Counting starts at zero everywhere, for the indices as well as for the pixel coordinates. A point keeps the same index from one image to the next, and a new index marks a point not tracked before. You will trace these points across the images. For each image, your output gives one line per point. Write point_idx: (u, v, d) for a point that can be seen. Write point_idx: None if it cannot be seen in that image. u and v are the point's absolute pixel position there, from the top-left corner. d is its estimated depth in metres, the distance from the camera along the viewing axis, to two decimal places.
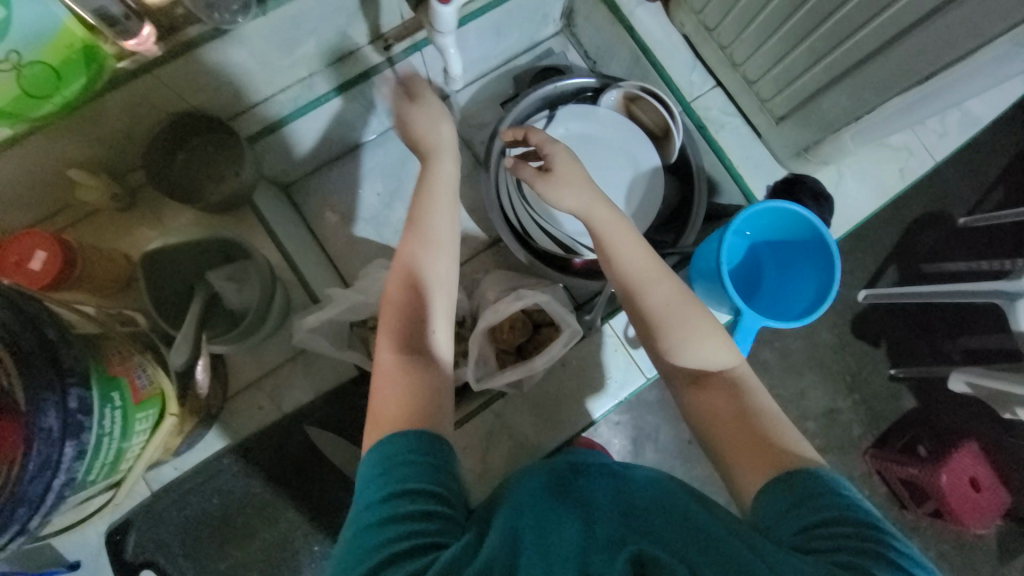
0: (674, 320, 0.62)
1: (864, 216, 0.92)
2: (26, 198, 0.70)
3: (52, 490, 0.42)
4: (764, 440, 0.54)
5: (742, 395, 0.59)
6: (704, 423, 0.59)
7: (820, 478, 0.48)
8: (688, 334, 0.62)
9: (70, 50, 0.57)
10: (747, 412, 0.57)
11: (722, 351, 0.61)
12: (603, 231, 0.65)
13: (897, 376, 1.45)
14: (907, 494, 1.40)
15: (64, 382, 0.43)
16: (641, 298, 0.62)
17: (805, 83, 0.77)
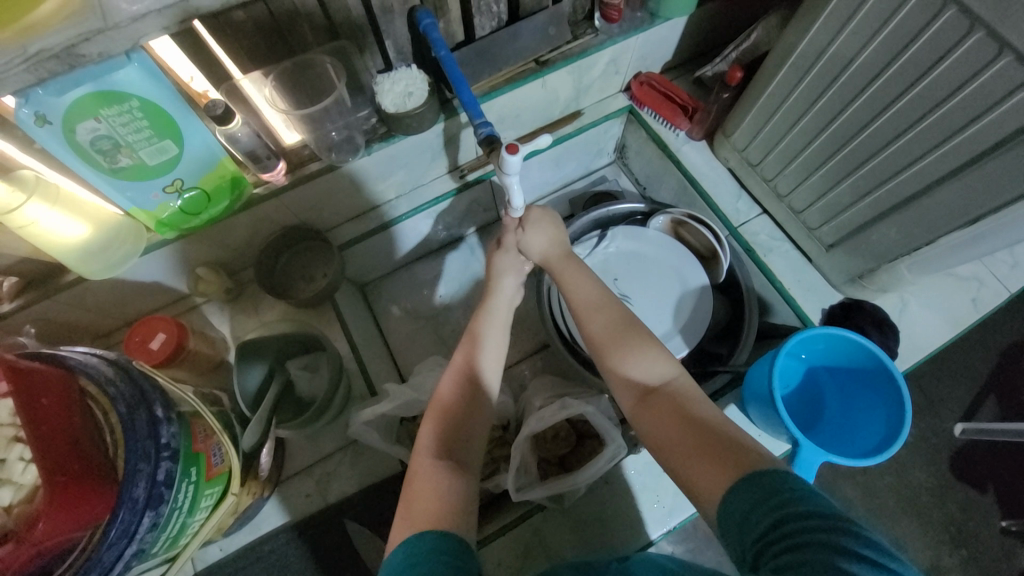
0: (612, 344, 0.68)
1: (937, 346, 0.87)
2: (160, 289, 0.84)
3: (121, 559, 0.46)
4: (721, 450, 0.53)
5: (681, 404, 0.60)
6: (659, 445, 0.59)
7: (782, 477, 0.46)
8: (629, 352, 0.67)
9: (221, 179, 0.73)
10: (698, 421, 0.58)
11: (663, 364, 0.65)
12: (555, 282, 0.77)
13: (1011, 531, 1.22)
14: None
15: (158, 454, 0.50)
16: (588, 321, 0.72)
17: (851, 217, 0.80)
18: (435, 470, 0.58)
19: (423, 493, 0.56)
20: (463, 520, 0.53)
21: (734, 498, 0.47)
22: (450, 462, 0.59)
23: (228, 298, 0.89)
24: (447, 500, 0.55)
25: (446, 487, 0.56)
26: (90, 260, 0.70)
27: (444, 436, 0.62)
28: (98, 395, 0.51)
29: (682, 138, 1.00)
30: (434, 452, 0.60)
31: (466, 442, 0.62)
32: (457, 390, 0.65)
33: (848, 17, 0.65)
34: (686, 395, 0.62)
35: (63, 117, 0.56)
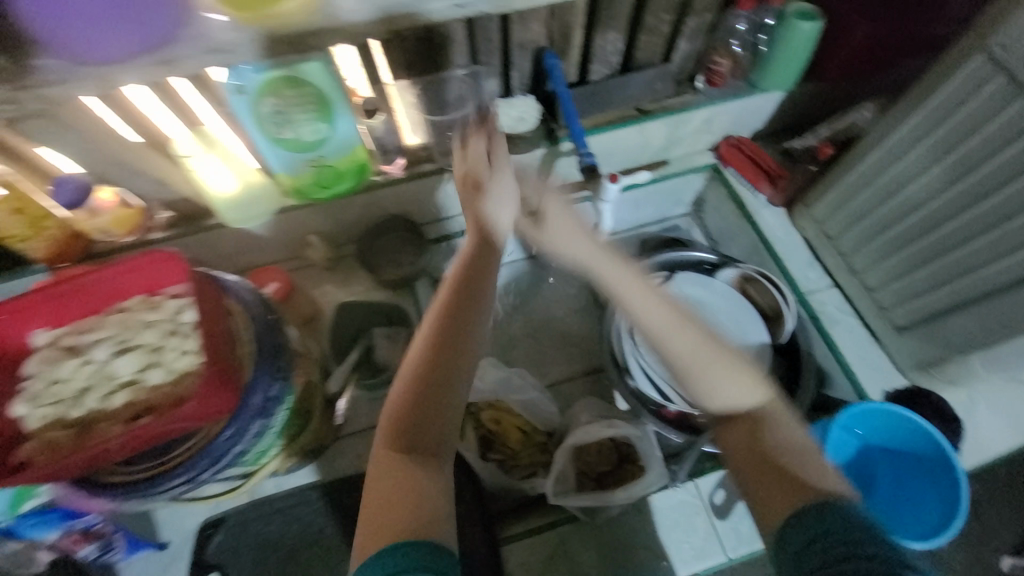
0: (687, 359, 0.58)
1: (1002, 453, 0.84)
2: (271, 246, 0.95)
3: (230, 452, 0.57)
4: (795, 476, 0.52)
5: (756, 430, 0.55)
6: (733, 456, 0.57)
7: (842, 509, 0.47)
8: (719, 376, 0.57)
9: (353, 163, 0.84)
10: (777, 449, 0.54)
11: (753, 386, 0.57)
12: (583, 256, 0.65)
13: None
14: None
15: (275, 376, 0.59)
16: (663, 343, 0.59)
17: (928, 302, 0.82)
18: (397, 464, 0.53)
19: (392, 490, 0.52)
20: (431, 515, 0.50)
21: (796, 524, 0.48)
22: (419, 453, 0.54)
23: (326, 267, 0.99)
24: (410, 497, 0.51)
25: (407, 482, 0.52)
26: (231, 210, 0.83)
27: (402, 426, 0.55)
28: (238, 312, 0.61)
29: (761, 201, 1.04)
30: (395, 440, 0.55)
31: (436, 436, 0.55)
32: (428, 365, 0.56)
33: (947, 117, 0.69)
34: (767, 420, 0.56)
35: (254, 90, 0.70)
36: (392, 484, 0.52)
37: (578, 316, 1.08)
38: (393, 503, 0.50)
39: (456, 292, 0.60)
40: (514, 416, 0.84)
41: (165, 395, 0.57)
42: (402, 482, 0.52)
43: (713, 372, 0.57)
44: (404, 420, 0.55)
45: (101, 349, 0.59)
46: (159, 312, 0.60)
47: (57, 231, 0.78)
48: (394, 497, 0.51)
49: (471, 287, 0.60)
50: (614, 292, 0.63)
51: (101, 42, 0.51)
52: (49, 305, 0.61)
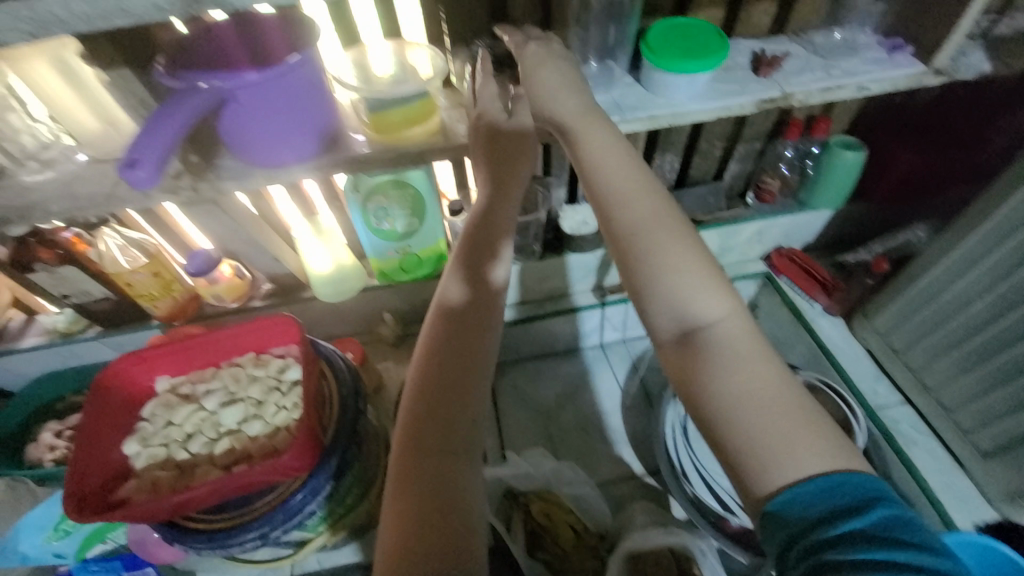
0: (638, 224, 0.50)
1: None
2: (349, 320, 1.05)
3: (303, 510, 0.61)
4: (756, 449, 0.42)
5: (710, 366, 0.45)
6: (680, 386, 0.47)
7: (787, 501, 0.40)
8: (674, 273, 0.49)
9: (433, 254, 0.96)
10: (750, 407, 0.43)
11: (715, 294, 0.48)
12: (573, 122, 0.56)
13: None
14: None
15: (350, 438, 0.66)
16: (618, 205, 0.52)
17: (1010, 426, 0.77)
18: (420, 486, 0.48)
19: (407, 508, 0.47)
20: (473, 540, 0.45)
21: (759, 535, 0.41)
22: (441, 459, 0.50)
23: (393, 343, 1.06)
24: (437, 524, 0.45)
25: (430, 492, 0.48)
26: (324, 285, 0.95)
27: (415, 438, 0.51)
28: (330, 373, 0.70)
29: (818, 310, 1.05)
30: (407, 462, 0.50)
31: (460, 436, 0.52)
32: (428, 386, 0.53)
33: (1004, 240, 0.72)
34: (726, 346, 0.46)
35: (364, 188, 0.84)
36: (410, 499, 0.48)
37: (630, 412, 1.06)
38: (415, 520, 0.46)
39: (438, 332, 0.56)
40: (566, 512, 0.82)
41: (261, 445, 0.67)
42: (422, 497, 0.48)
43: (671, 264, 0.49)
44: (416, 433, 0.51)
45: (213, 400, 0.70)
46: (264, 369, 0.71)
47: (181, 294, 0.92)
48: (416, 514, 0.47)
49: (471, 317, 0.57)
50: (583, 140, 0.55)
51: (269, 152, 0.57)
52: (174, 358, 0.72)
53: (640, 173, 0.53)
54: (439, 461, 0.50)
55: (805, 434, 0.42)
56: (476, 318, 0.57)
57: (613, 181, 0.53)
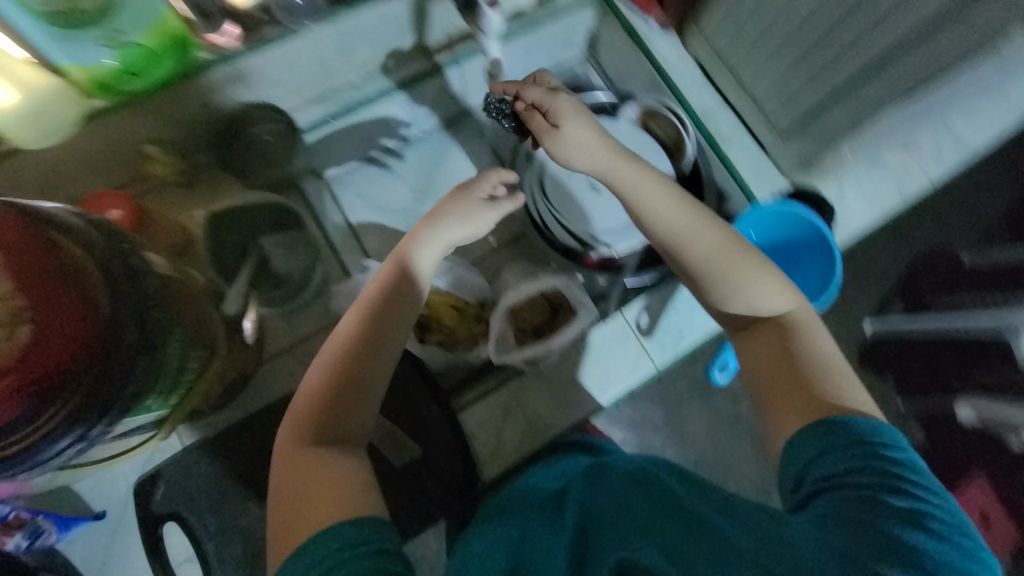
0: (712, 260, 0.66)
1: (862, 228, 1.00)
2: (95, 161, 0.78)
3: (121, 397, 0.49)
4: (795, 386, 0.58)
5: (791, 336, 0.63)
6: (749, 365, 0.64)
7: (846, 422, 0.53)
8: (753, 281, 0.65)
9: (167, 38, 0.66)
10: (792, 355, 0.61)
11: (785, 295, 0.65)
12: (633, 178, 0.71)
13: (905, 410, 1.49)
14: None
15: (145, 303, 0.51)
16: (693, 244, 0.67)
17: (806, 99, 0.86)
18: (311, 460, 0.56)
19: (304, 484, 0.54)
20: (369, 493, 0.53)
21: (806, 438, 0.53)
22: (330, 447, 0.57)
23: (180, 183, 0.81)
24: (331, 490, 0.53)
25: (329, 471, 0.55)
26: (26, 125, 0.66)
27: (315, 432, 0.58)
28: (66, 240, 0.49)
29: (653, 28, 0.97)
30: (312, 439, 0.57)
31: (350, 429, 0.60)
32: (329, 398, 0.59)
33: None
34: (805, 326, 0.64)
35: None
36: (295, 477, 0.55)
37: None
38: (308, 496, 0.53)
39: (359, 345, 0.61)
40: (442, 295, 0.83)
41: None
42: (308, 474, 0.54)
43: (740, 274, 0.65)
44: (314, 422, 0.59)
45: None
46: None
47: None
48: (315, 476, 0.54)
49: (373, 363, 0.62)
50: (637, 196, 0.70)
51: None
52: None
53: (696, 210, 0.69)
54: (329, 450, 0.57)
55: (845, 386, 0.58)
56: (388, 325, 0.63)
57: (680, 233, 0.68)
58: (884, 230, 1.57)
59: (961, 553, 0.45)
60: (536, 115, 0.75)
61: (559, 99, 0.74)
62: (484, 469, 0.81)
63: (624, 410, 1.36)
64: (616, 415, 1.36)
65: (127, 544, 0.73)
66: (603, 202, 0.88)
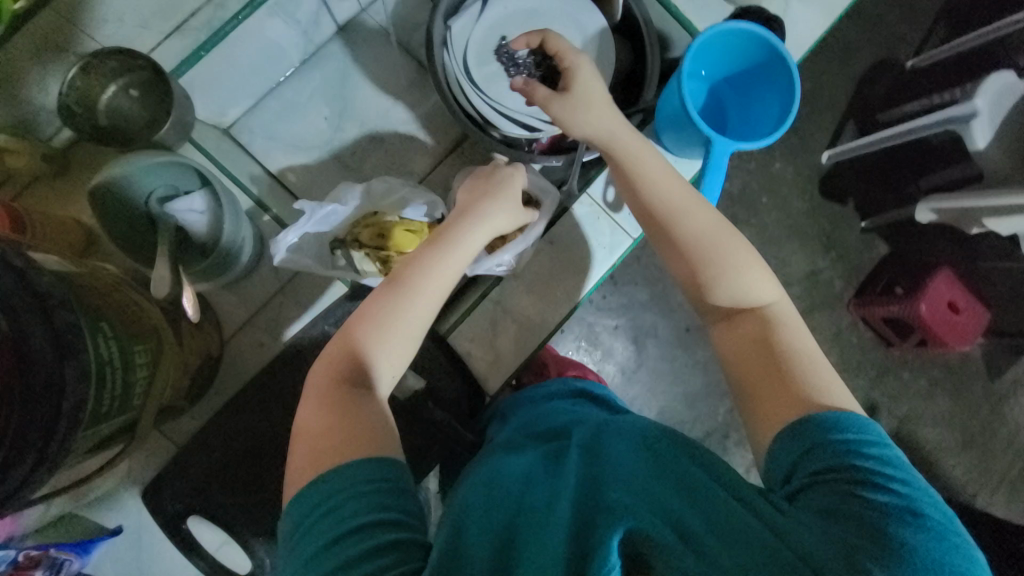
0: (707, 238, 0.65)
1: (813, 43, 0.89)
2: None
3: (63, 411, 0.42)
4: (779, 374, 0.57)
5: (775, 329, 0.61)
6: (734, 357, 0.61)
7: (828, 421, 0.51)
8: (743, 271, 0.64)
9: None
10: (778, 349, 0.59)
11: (767, 288, 0.64)
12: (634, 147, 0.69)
13: (868, 228, 1.54)
14: (891, 331, 1.50)
15: (45, 305, 0.43)
16: (688, 219, 0.66)
17: None
18: (338, 405, 0.54)
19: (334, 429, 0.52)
20: (381, 433, 0.53)
21: (792, 437, 0.52)
22: (351, 389, 0.55)
23: (53, 171, 0.71)
24: (353, 434, 0.51)
25: (362, 413, 0.53)
26: None
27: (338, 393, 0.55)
28: None
29: None
30: (337, 378, 0.56)
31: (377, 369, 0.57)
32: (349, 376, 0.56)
33: None
34: (786, 321, 0.62)
35: None
36: (328, 414, 0.54)
37: (412, 94, 0.92)
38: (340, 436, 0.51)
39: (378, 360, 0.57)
40: (396, 222, 0.73)
41: None
42: (343, 415, 0.53)
43: (728, 255, 0.64)
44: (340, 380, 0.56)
45: None
46: None
47: None
48: (335, 428, 0.52)
49: (399, 352, 0.59)
50: (643, 164, 0.68)
51: None
52: None
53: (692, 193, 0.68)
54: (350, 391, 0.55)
55: (830, 385, 0.56)
56: (400, 358, 0.58)
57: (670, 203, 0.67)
58: (830, 51, 1.51)
59: (952, 549, 0.43)
60: (539, 87, 0.71)
61: (581, 59, 0.71)
62: (488, 385, 0.80)
63: (611, 298, 1.38)
64: (604, 305, 1.38)
65: (153, 551, 0.71)
66: None
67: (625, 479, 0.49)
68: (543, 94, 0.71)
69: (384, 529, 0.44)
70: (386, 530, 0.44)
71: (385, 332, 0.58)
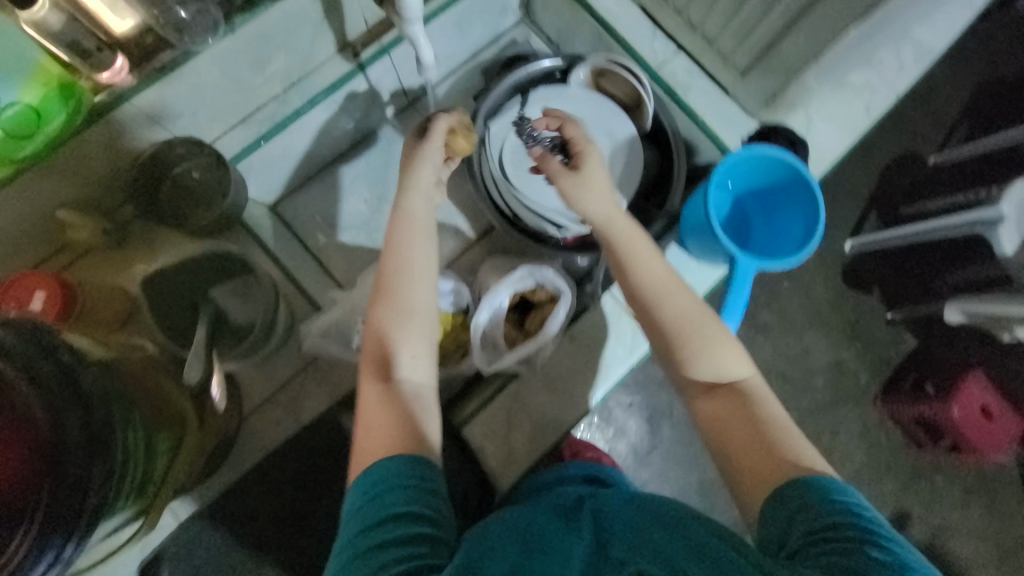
0: (687, 321, 0.65)
1: (838, 155, 0.92)
2: (20, 239, 0.70)
3: (85, 507, 0.42)
4: (774, 454, 0.57)
5: (751, 403, 0.62)
6: (711, 424, 0.62)
7: (817, 482, 0.53)
8: (714, 347, 0.64)
9: (47, 87, 0.60)
10: (758, 421, 0.60)
11: (741, 362, 0.65)
12: (621, 239, 0.70)
13: (894, 319, 1.50)
14: (923, 433, 1.44)
15: (86, 399, 0.45)
16: (664, 307, 0.66)
17: (765, 30, 0.84)
18: (378, 392, 0.62)
19: (375, 418, 0.60)
20: (412, 431, 0.59)
21: (785, 498, 0.53)
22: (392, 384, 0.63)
23: (110, 244, 0.74)
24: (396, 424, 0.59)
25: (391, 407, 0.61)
26: None
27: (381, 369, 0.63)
28: None
29: None
30: (378, 375, 0.63)
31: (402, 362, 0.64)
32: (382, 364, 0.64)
33: None
34: (758, 398, 0.62)
35: None
36: (376, 410, 0.61)
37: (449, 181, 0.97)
38: (381, 430, 0.59)
39: (402, 358, 0.64)
40: None
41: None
42: (387, 407, 0.61)
43: (705, 339, 0.64)
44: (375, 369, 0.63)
45: None
46: None
47: None
48: (380, 425, 0.60)
49: (421, 346, 0.66)
50: (629, 246, 0.69)
51: None
52: None
53: (675, 279, 0.69)
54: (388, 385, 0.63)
55: (807, 453, 0.58)
56: (418, 346, 0.65)
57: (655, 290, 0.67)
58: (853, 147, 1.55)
59: None
60: (552, 161, 0.74)
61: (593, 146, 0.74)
62: (500, 482, 0.78)
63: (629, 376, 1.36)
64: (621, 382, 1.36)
65: None
66: None
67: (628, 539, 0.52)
68: (547, 163, 0.74)
69: (413, 523, 0.50)
70: (415, 525, 0.50)
71: (397, 337, 0.64)
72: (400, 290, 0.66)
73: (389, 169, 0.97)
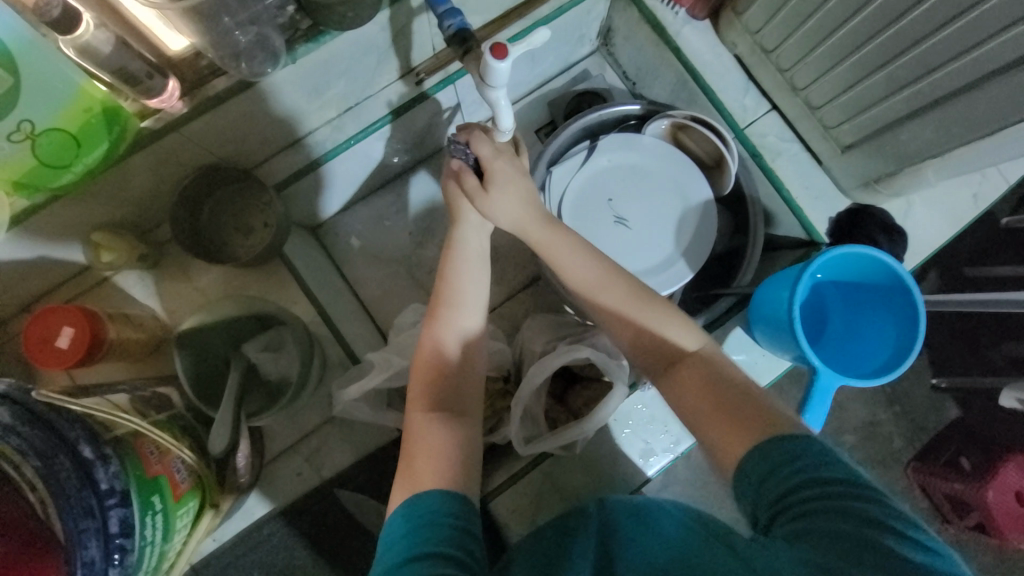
0: (622, 311, 0.60)
1: (937, 246, 0.82)
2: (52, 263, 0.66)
3: None
4: (741, 419, 0.50)
5: (711, 371, 0.56)
6: (683, 411, 0.56)
7: (786, 443, 0.46)
8: (661, 325, 0.60)
9: (90, 114, 0.52)
10: (724, 388, 0.54)
11: (690, 331, 0.60)
12: (544, 242, 0.63)
13: (939, 386, 1.33)
14: (949, 506, 1.29)
15: (103, 506, 0.40)
16: (599, 299, 0.62)
17: (875, 116, 0.70)
18: (431, 423, 0.56)
19: (426, 449, 0.53)
20: (469, 475, 0.53)
21: (755, 459, 0.46)
22: (442, 416, 0.56)
23: (145, 266, 0.72)
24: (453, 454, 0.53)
25: (445, 441, 0.55)
26: None
27: (435, 395, 0.58)
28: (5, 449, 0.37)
29: (682, 19, 0.81)
30: (427, 405, 0.57)
31: (453, 395, 0.58)
32: (431, 398, 0.58)
33: None
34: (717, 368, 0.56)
35: None
36: (430, 450, 0.54)
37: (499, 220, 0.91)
38: (434, 460, 0.52)
39: (448, 386, 0.59)
40: None
41: None
42: (442, 443, 0.54)
43: (646, 321, 0.60)
44: (424, 396, 0.58)
45: None
46: None
47: None
48: (439, 454, 0.53)
49: (466, 381, 0.60)
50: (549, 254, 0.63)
51: None
52: None
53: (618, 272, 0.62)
54: (443, 416, 0.56)
55: (782, 407, 0.51)
56: (466, 381, 0.60)
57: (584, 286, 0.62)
58: None
59: None
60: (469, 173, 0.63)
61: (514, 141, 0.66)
62: None
63: None
64: None
65: None
66: (629, 236, 0.82)
67: (643, 546, 0.47)
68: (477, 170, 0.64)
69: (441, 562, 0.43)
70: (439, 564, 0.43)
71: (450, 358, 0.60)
72: (456, 315, 0.61)
73: (438, 201, 0.91)
